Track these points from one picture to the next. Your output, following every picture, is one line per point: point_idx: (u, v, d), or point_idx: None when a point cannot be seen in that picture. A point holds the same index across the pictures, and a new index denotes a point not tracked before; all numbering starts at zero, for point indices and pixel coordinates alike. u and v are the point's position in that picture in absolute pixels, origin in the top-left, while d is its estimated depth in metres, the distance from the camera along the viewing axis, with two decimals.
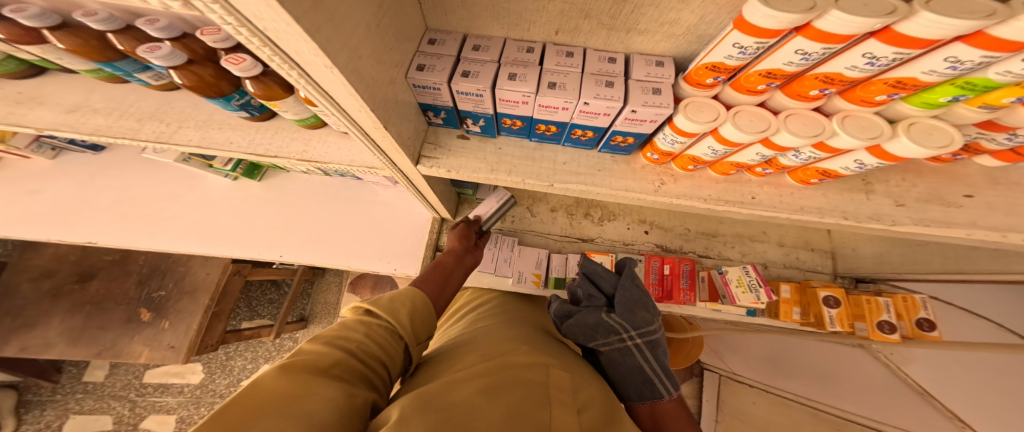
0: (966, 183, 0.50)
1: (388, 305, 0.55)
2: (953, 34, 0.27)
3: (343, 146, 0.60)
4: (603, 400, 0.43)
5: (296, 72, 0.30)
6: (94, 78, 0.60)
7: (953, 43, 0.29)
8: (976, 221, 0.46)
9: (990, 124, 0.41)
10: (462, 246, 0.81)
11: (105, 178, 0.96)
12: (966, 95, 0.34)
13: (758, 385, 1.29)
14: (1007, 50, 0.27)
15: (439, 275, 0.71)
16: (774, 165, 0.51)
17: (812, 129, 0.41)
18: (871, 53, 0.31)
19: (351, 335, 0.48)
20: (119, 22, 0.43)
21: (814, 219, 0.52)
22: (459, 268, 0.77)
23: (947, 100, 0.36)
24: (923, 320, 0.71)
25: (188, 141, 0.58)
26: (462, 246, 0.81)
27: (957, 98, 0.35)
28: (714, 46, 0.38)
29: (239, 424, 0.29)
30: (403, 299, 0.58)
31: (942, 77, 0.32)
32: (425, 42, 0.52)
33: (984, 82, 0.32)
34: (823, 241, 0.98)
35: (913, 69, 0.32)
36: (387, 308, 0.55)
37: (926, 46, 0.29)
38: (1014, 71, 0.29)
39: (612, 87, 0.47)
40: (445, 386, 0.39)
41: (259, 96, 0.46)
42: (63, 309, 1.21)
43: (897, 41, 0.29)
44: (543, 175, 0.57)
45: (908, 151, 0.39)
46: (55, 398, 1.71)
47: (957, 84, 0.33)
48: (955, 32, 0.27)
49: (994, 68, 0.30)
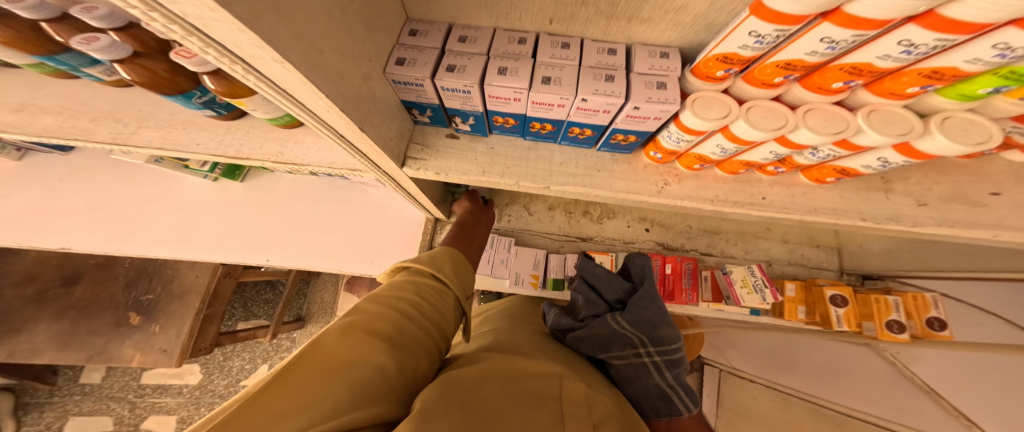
0: (993, 180, 0.46)
1: (432, 262, 0.52)
2: (1007, 17, 0.22)
3: (322, 146, 0.55)
4: (620, 415, 0.39)
5: (240, 66, 0.26)
6: (39, 73, 0.55)
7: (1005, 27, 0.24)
8: (1002, 222, 0.43)
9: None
10: (473, 205, 0.83)
11: (76, 180, 0.91)
12: (1009, 86, 0.30)
13: (761, 380, 1.25)
14: None
15: (463, 230, 0.72)
16: (788, 164, 0.47)
17: (834, 125, 0.37)
18: (908, 40, 0.27)
19: (403, 294, 0.45)
20: (52, 10, 0.39)
21: (828, 220, 0.49)
22: (479, 221, 0.77)
23: (986, 92, 0.32)
24: (933, 319, 0.69)
25: (149, 142, 0.54)
26: (473, 205, 0.83)
27: (998, 89, 0.31)
28: (725, 35, 0.33)
29: (296, 388, 0.28)
30: (443, 257, 0.54)
31: (986, 67, 0.27)
32: (405, 33, 0.48)
33: None
34: (828, 238, 0.92)
35: (951, 58, 0.28)
36: (431, 266, 0.51)
37: (974, 31, 0.24)
38: None
39: (612, 81, 0.42)
40: (461, 382, 0.36)
41: (223, 93, 0.42)
42: (49, 314, 1.18)
43: (939, 26, 0.25)
44: (538, 176, 0.53)
45: (939, 149, 0.35)
46: (53, 400, 1.69)
47: (1000, 74, 0.28)
48: (1011, 14, 0.22)
49: None
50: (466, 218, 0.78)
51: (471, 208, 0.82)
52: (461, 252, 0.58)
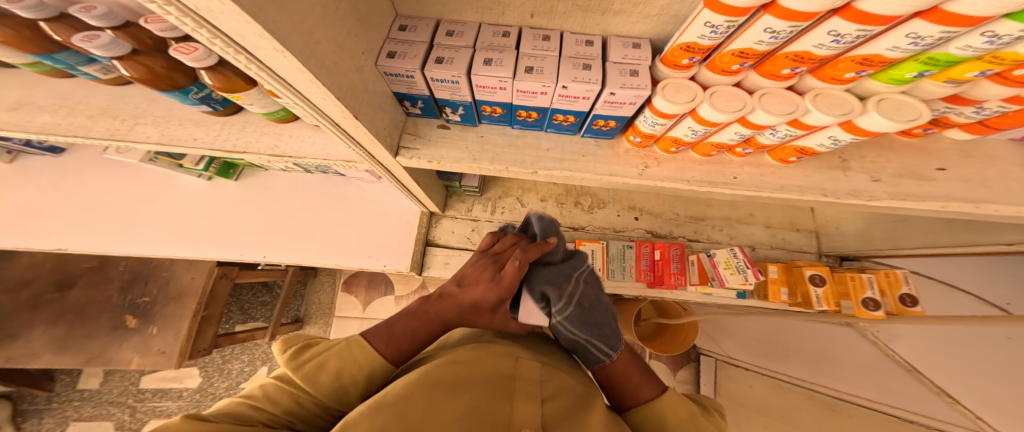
0: (939, 157, 0.49)
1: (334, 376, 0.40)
2: (913, 10, 0.25)
3: (316, 139, 0.58)
4: (574, 388, 0.42)
5: (244, 56, 0.29)
6: (35, 73, 0.58)
7: (910, 20, 0.27)
8: (951, 194, 0.46)
9: (956, 98, 0.38)
10: (497, 277, 0.48)
11: (69, 182, 0.93)
12: (930, 70, 0.32)
13: (756, 368, 1.30)
14: (964, 25, 0.25)
15: (406, 325, 0.45)
16: (753, 144, 0.49)
17: (786, 107, 0.39)
18: (836, 31, 0.29)
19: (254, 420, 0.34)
20: (51, 10, 0.42)
21: (795, 197, 0.52)
22: (500, 311, 0.48)
23: (913, 76, 0.34)
24: (905, 295, 0.71)
25: (146, 138, 0.57)
26: (498, 278, 0.48)
27: (922, 73, 0.33)
28: (687, 26, 0.36)
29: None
30: (355, 370, 0.40)
31: (906, 53, 0.30)
32: (396, 29, 0.51)
33: (947, 57, 0.30)
34: (807, 220, 0.98)
35: (876, 46, 0.30)
36: (332, 389, 0.39)
37: (887, 23, 0.27)
38: (973, 45, 0.27)
39: (590, 70, 0.45)
40: (407, 376, 0.37)
41: (220, 88, 0.45)
42: (45, 318, 1.19)
43: (860, 19, 0.27)
44: (526, 162, 0.56)
45: (880, 126, 0.37)
46: (52, 407, 1.69)
47: (921, 60, 0.31)
48: (914, 7, 0.25)
49: (955, 42, 0.28)
50: (443, 297, 0.49)
51: (491, 281, 0.47)
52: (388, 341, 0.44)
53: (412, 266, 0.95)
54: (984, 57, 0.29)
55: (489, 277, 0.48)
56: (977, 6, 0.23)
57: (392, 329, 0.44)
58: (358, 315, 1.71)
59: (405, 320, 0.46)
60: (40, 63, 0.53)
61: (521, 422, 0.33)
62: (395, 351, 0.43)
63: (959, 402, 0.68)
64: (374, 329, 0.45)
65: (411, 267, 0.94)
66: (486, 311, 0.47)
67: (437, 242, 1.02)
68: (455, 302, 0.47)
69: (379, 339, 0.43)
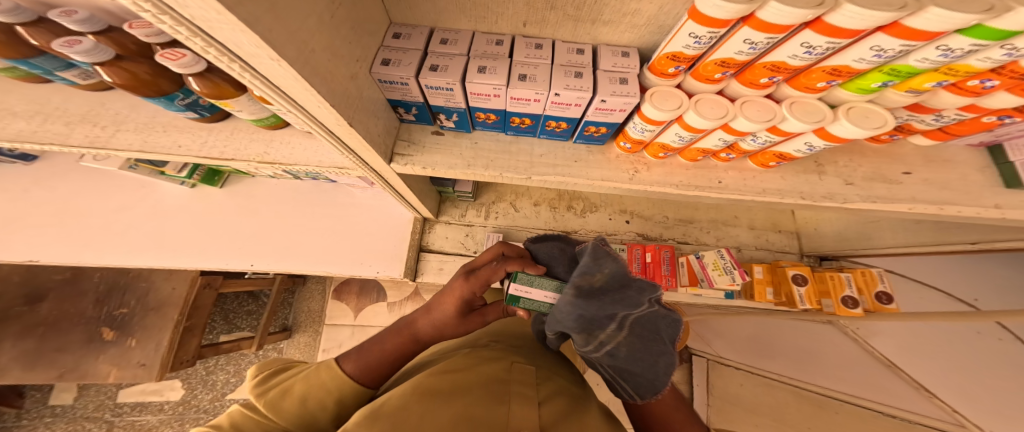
0: (905, 161, 0.52)
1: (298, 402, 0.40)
2: (874, 26, 0.27)
3: (309, 146, 0.59)
4: (570, 391, 0.43)
5: (238, 64, 0.30)
6: (9, 78, 0.57)
7: (875, 33, 0.29)
8: (916, 196, 0.49)
9: (918, 107, 0.41)
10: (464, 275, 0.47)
11: (41, 190, 0.89)
12: (893, 80, 0.35)
13: (745, 367, 1.32)
14: (921, 39, 0.27)
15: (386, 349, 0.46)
16: (736, 150, 0.52)
17: (764, 114, 0.42)
18: (808, 43, 0.31)
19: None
20: (28, 14, 0.41)
21: (775, 200, 0.54)
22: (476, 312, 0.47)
23: (878, 86, 0.37)
24: (881, 293, 0.74)
25: (128, 145, 0.56)
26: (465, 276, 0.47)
27: (886, 83, 0.36)
28: (672, 35, 0.38)
29: None
30: (322, 395, 0.41)
31: (871, 64, 0.32)
32: (390, 36, 0.51)
33: (907, 69, 0.32)
34: (788, 222, 1.02)
35: (845, 57, 0.32)
36: (299, 416, 0.40)
37: (853, 36, 0.29)
38: (930, 58, 0.30)
39: (580, 78, 0.47)
40: (401, 388, 0.37)
41: (208, 94, 0.45)
42: (13, 332, 1.14)
43: (829, 32, 0.29)
44: (520, 168, 0.58)
45: (850, 133, 0.40)
46: (21, 424, 1.60)
47: (884, 71, 0.34)
48: (874, 24, 0.27)
49: (914, 55, 0.31)
50: (421, 317, 0.48)
51: (460, 278, 0.46)
52: (359, 366, 0.44)
53: (406, 272, 0.95)
54: (939, 69, 0.32)
55: (460, 274, 0.47)
56: (936, 20, 0.25)
57: (365, 348, 0.47)
58: (350, 323, 1.68)
59: (384, 340, 0.48)
60: (14, 69, 0.52)
61: (518, 421, 0.34)
62: (364, 372, 0.44)
63: (936, 397, 0.70)
64: (347, 353, 0.47)
65: (405, 273, 0.94)
66: (463, 314, 0.46)
67: (431, 248, 1.03)
68: (431, 315, 0.47)
69: (348, 360, 0.45)
